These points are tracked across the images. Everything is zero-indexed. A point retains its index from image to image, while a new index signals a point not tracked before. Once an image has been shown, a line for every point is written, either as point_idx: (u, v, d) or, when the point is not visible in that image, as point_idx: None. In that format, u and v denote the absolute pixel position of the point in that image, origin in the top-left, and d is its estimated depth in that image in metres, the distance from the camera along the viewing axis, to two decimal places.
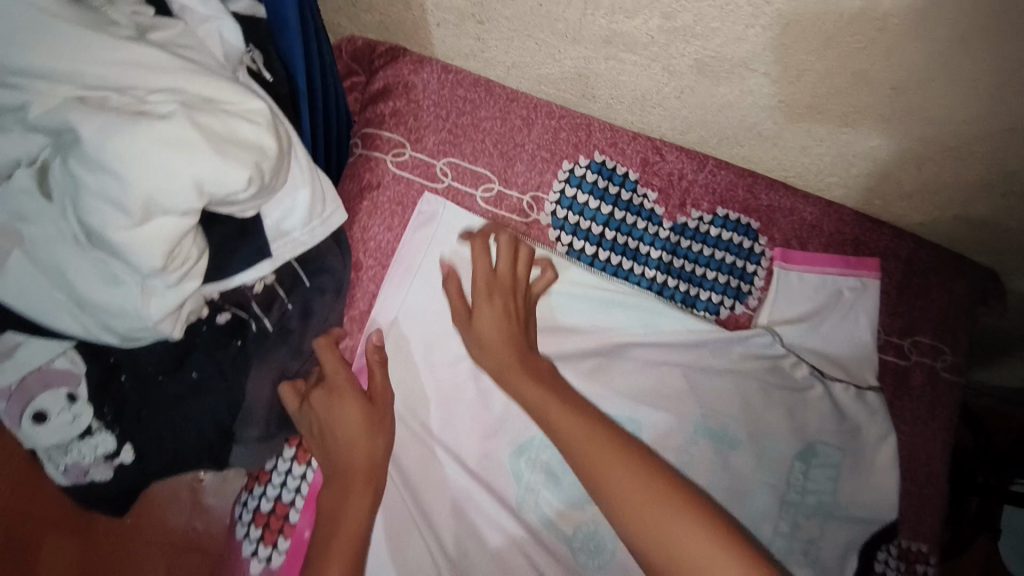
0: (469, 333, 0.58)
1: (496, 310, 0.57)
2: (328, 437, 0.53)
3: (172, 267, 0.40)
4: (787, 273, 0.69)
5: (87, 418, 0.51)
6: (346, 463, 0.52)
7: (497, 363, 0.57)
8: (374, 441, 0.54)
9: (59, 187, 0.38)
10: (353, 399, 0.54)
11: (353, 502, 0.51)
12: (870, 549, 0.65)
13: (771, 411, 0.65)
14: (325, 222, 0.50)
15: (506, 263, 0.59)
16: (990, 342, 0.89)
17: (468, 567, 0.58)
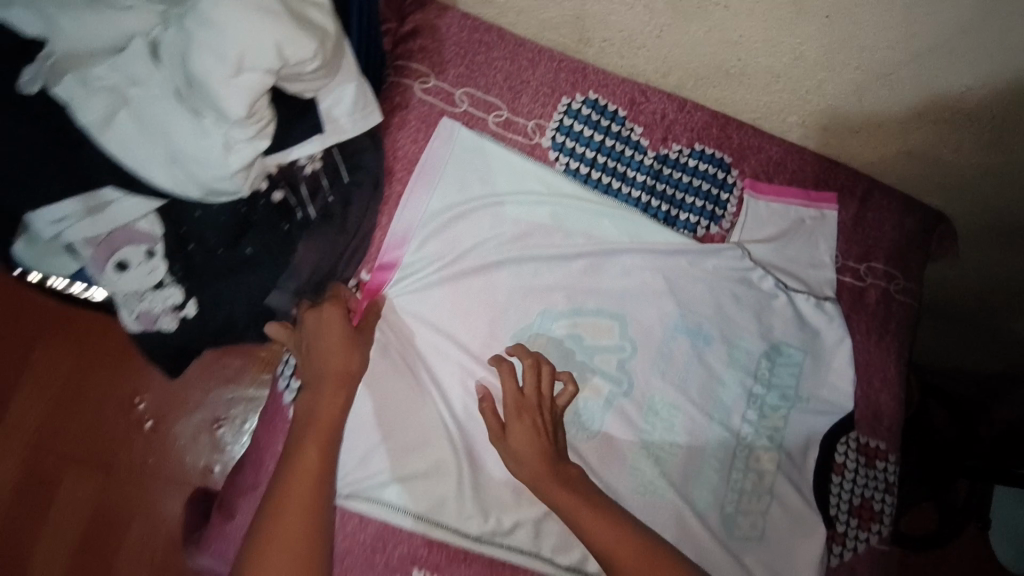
0: (506, 449, 0.64)
1: (530, 428, 0.64)
2: (311, 351, 0.63)
3: (251, 121, 0.51)
4: (756, 202, 0.78)
5: (161, 273, 0.62)
6: (322, 373, 0.62)
7: (533, 473, 0.63)
8: (350, 354, 0.63)
9: (173, 48, 0.51)
10: (336, 318, 0.64)
11: (325, 402, 0.61)
12: (831, 439, 0.73)
13: (740, 316, 0.75)
14: (365, 116, 0.62)
15: (534, 389, 0.65)
16: (942, 291, 0.99)
17: (473, 424, 0.68)
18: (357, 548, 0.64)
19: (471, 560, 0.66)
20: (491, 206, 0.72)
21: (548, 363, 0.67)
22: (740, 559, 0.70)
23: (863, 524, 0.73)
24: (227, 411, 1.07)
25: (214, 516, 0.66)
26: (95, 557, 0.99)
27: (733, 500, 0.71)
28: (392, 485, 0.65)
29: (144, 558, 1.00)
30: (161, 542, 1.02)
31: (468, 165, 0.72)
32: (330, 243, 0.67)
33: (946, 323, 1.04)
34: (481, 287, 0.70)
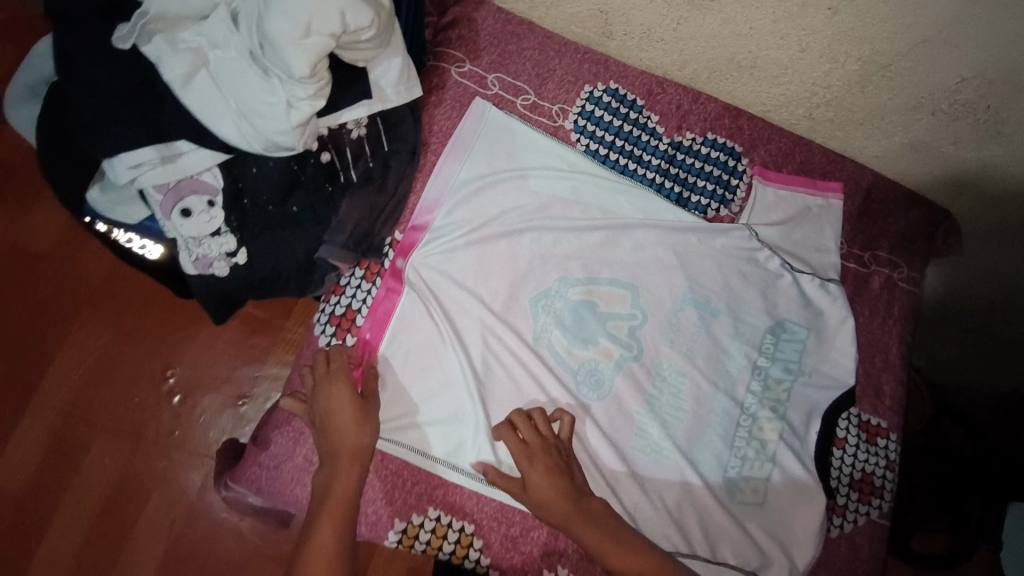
0: (528, 497, 0.65)
1: (547, 479, 0.65)
2: (325, 426, 0.66)
3: (313, 79, 0.60)
4: (765, 188, 0.83)
5: (219, 222, 0.68)
6: (335, 447, 0.65)
7: (559, 516, 0.64)
8: (362, 426, 0.66)
9: (249, 17, 0.61)
10: (344, 390, 0.67)
11: (341, 475, 0.64)
12: (833, 413, 0.76)
13: (746, 292, 0.79)
14: (408, 89, 0.70)
15: (541, 441, 0.67)
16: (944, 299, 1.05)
17: (490, 376, 0.73)
18: (379, 484, 0.70)
19: (482, 504, 0.71)
20: (516, 180, 0.78)
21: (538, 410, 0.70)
22: (741, 523, 0.72)
23: (863, 498, 0.75)
24: (252, 390, 1.15)
25: (250, 447, 0.73)
26: (119, 514, 1.08)
27: (736, 465, 0.74)
28: (414, 430, 0.71)
29: (163, 520, 1.09)
30: (178, 507, 1.10)
31: (496, 141, 0.78)
32: (368, 204, 0.73)
33: (943, 328, 1.08)
34: (503, 251, 0.76)
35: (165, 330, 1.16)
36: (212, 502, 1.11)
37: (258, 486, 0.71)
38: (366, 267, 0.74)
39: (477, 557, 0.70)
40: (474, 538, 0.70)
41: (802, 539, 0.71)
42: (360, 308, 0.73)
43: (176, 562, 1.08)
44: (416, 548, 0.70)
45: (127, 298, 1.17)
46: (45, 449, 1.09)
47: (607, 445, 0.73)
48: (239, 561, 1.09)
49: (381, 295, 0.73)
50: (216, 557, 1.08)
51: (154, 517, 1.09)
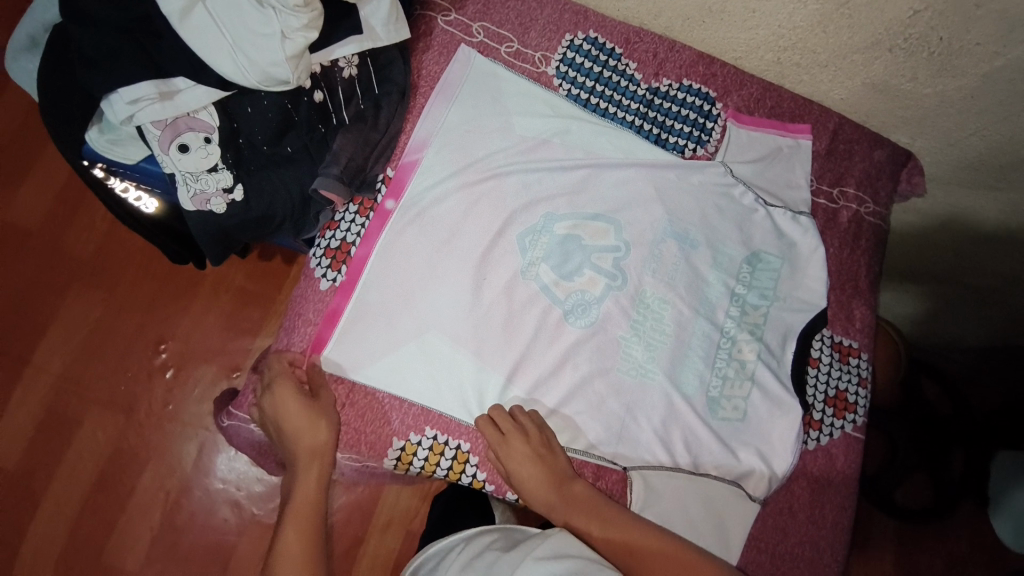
0: (513, 485, 0.71)
1: (528, 466, 0.70)
2: (283, 429, 0.67)
3: (306, 9, 0.64)
4: (738, 130, 0.88)
5: (215, 158, 0.69)
6: (295, 447, 0.66)
7: (543, 502, 0.70)
8: (316, 424, 0.67)
9: None
10: (293, 393, 0.67)
11: (304, 476, 0.66)
12: (808, 333, 0.81)
13: (723, 224, 0.83)
14: (397, 30, 0.73)
15: (520, 435, 0.70)
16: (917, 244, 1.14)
17: (483, 303, 0.75)
18: (378, 405, 0.71)
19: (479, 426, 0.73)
20: (501, 123, 0.80)
21: (500, 411, 0.71)
22: (723, 438, 0.76)
23: (838, 413, 0.79)
24: (245, 360, 1.16)
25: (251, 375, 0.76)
26: (111, 489, 1.09)
27: (718, 385, 0.78)
28: (405, 362, 0.71)
29: (157, 494, 1.10)
30: (172, 479, 1.11)
31: (482, 86, 0.80)
32: (364, 140, 0.74)
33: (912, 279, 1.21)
34: (491, 188, 0.78)
35: (157, 304, 1.17)
36: (208, 472, 1.12)
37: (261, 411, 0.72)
38: (360, 202, 0.76)
39: (474, 471, 0.73)
40: (470, 456, 0.73)
41: (781, 448, 0.76)
42: (354, 240, 0.74)
43: (169, 534, 1.09)
44: (414, 466, 0.72)
45: (117, 274, 1.17)
46: (34, 423, 1.10)
47: (595, 369, 0.75)
48: (237, 527, 1.10)
49: (372, 228, 0.74)
50: (213, 525, 1.10)
51: (149, 490, 1.10)
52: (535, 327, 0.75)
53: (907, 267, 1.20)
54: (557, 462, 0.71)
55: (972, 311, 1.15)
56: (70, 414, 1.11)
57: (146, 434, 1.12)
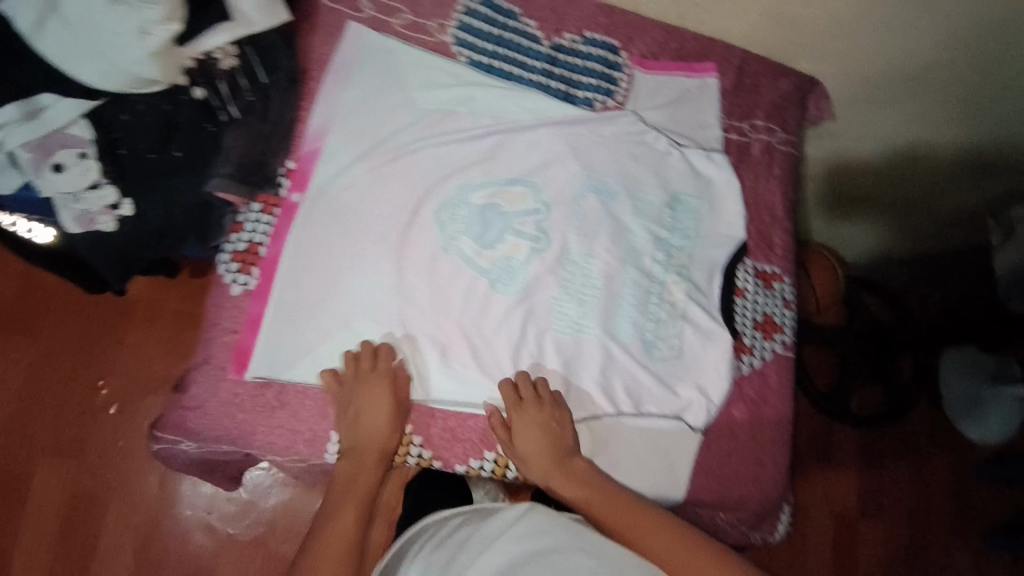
0: (514, 450, 0.74)
1: (538, 435, 0.73)
2: (359, 421, 0.70)
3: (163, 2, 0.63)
4: (645, 77, 0.88)
5: (95, 175, 0.66)
6: (366, 439, 0.71)
7: (541, 468, 0.73)
8: (393, 424, 0.72)
9: None
10: (385, 390, 0.70)
11: (367, 471, 0.71)
12: (730, 266, 0.84)
13: (640, 172, 0.84)
14: (274, 13, 0.69)
15: (535, 403, 0.73)
16: (833, 184, 1.23)
17: (410, 284, 0.74)
18: (309, 405, 0.68)
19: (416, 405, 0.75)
20: (401, 99, 0.77)
21: (520, 374, 0.74)
22: (662, 378, 0.78)
23: (766, 336, 0.83)
24: None
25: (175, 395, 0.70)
26: (75, 538, 1.06)
27: (652, 328, 0.80)
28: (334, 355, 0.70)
29: (126, 533, 1.07)
30: (141, 514, 1.08)
31: (378, 62, 0.76)
32: (255, 133, 0.71)
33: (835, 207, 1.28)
34: (402, 167, 0.76)
35: (86, 342, 1.12)
36: (176, 501, 1.09)
37: (189, 431, 0.67)
38: (263, 201, 0.72)
39: (418, 450, 0.75)
40: (413, 436, 0.75)
41: (716, 380, 0.79)
42: (262, 240, 0.72)
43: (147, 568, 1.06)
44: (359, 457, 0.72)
45: (42, 317, 1.12)
46: None
47: (528, 330, 0.77)
48: (214, 551, 1.08)
49: (282, 223, 0.72)
50: (190, 552, 1.08)
51: (116, 531, 1.07)
52: (464, 300, 0.76)
53: (830, 202, 1.28)
54: (565, 439, 0.74)
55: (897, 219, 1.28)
56: (17, 468, 1.06)
57: (102, 475, 1.08)
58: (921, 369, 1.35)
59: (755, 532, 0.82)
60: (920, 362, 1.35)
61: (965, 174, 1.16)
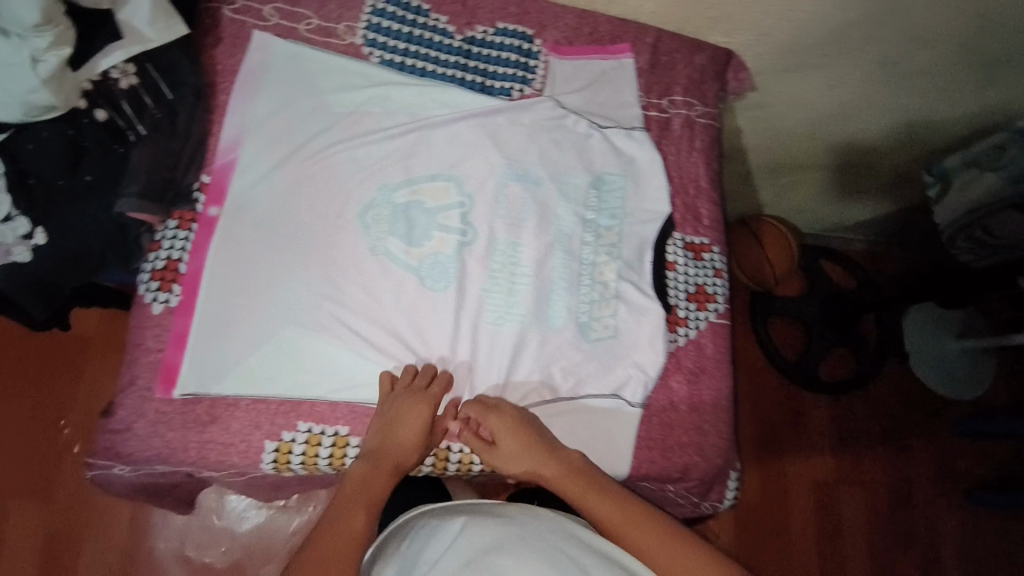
0: (495, 456, 0.74)
1: (515, 441, 0.73)
2: (393, 430, 0.70)
3: (48, 27, 0.61)
4: (561, 62, 0.89)
5: (7, 207, 0.65)
6: (391, 447, 0.69)
7: (522, 471, 0.73)
8: (421, 442, 0.71)
9: None
10: (425, 407, 0.71)
11: (378, 476, 0.68)
12: (660, 241, 0.85)
13: (563, 157, 0.85)
14: (169, 27, 0.69)
15: (508, 412, 0.74)
16: (773, 156, 1.33)
17: (340, 291, 0.74)
18: (242, 413, 0.68)
19: (351, 405, 0.72)
20: (315, 103, 0.77)
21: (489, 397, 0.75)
22: (599, 357, 0.79)
23: (700, 306, 0.84)
24: None
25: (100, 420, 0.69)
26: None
27: (586, 309, 0.80)
28: (257, 369, 0.68)
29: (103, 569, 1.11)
30: (115, 551, 1.12)
31: (287, 70, 0.76)
32: (163, 150, 0.70)
33: (779, 173, 1.41)
34: (321, 172, 0.75)
35: (46, 381, 1.15)
36: (149, 534, 1.13)
37: (120, 455, 0.66)
38: (179, 217, 0.71)
39: (357, 452, 0.72)
40: (350, 438, 0.71)
41: (652, 353, 0.80)
42: (182, 256, 0.70)
43: None
44: (294, 465, 0.70)
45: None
46: None
47: (462, 323, 0.77)
48: None
49: (200, 238, 0.71)
50: None
51: (95, 564, 1.11)
52: (395, 302, 0.76)
53: (766, 166, 1.38)
54: (547, 436, 0.74)
55: (838, 179, 1.40)
56: None
57: (76, 514, 1.12)
58: (850, 318, 1.60)
59: (704, 501, 0.83)
60: (854, 310, 1.59)
61: (887, 135, 1.24)
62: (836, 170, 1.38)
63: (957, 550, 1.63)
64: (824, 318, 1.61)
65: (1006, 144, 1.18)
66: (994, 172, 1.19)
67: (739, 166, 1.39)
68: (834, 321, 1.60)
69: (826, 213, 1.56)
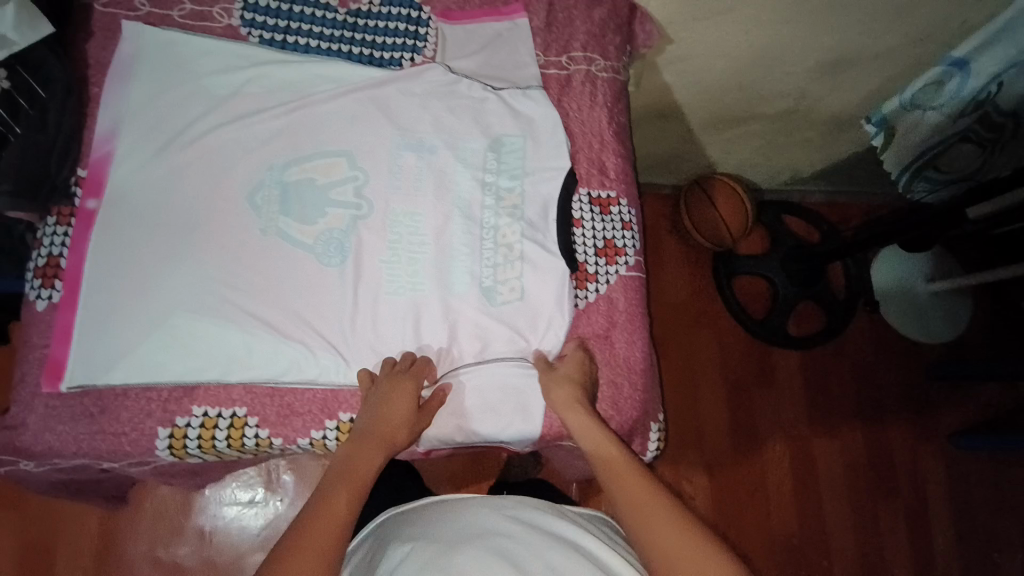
0: (557, 381, 0.75)
1: (586, 378, 0.77)
2: (380, 412, 0.71)
3: None
4: (453, 28, 0.88)
5: None
6: (377, 429, 0.70)
7: (572, 402, 0.74)
8: (402, 426, 0.72)
9: None
10: (410, 391, 0.72)
11: (366, 456, 0.68)
12: (565, 199, 0.83)
13: (458, 123, 0.84)
14: (34, 28, 0.66)
15: (580, 358, 0.78)
16: (706, 110, 1.31)
17: (234, 272, 0.73)
18: (132, 403, 0.69)
19: (249, 387, 0.72)
20: (192, 89, 0.76)
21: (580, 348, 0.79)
22: (504, 320, 0.78)
23: (609, 260, 0.84)
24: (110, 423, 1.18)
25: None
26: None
27: (490, 274, 0.79)
28: (142, 355, 0.68)
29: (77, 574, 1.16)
30: (88, 558, 1.17)
31: (161, 57, 0.76)
32: (33, 150, 0.69)
33: (723, 125, 1.37)
34: (204, 157, 0.75)
35: None
36: (120, 539, 1.19)
37: (21, 450, 0.67)
38: (59, 214, 0.72)
39: (254, 431, 0.72)
40: (248, 420, 0.72)
41: (554, 310, 0.79)
42: (62, 251, 0.71)
43: None
44: (192, 448, 0.71)
45: None
46: None
47: (362, 297, 0.76)
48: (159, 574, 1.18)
49: (78, 233, 0.71)
50: None
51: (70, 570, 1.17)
52: (292, 280, 0.75)
53: (706, 123, 1.36)
54: (592, 394, 0.77)
55: (778, 128, 1.38)
56: None
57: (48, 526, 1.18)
58: (811, 270, 1.55)
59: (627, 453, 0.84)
60: (810, 263, 1.53)
61: (819, 77, 1.19)
62: (777, 120, 1.34)
63: (949, 501, 1.55)
64: (790, 273, 1.55)
65: (944, 79, 1.08)
66: (934, 112, 1.15)
67: (677, 126, 1.37)
68: (797, 272, 1.54)
69: (774, 164, 1.55)
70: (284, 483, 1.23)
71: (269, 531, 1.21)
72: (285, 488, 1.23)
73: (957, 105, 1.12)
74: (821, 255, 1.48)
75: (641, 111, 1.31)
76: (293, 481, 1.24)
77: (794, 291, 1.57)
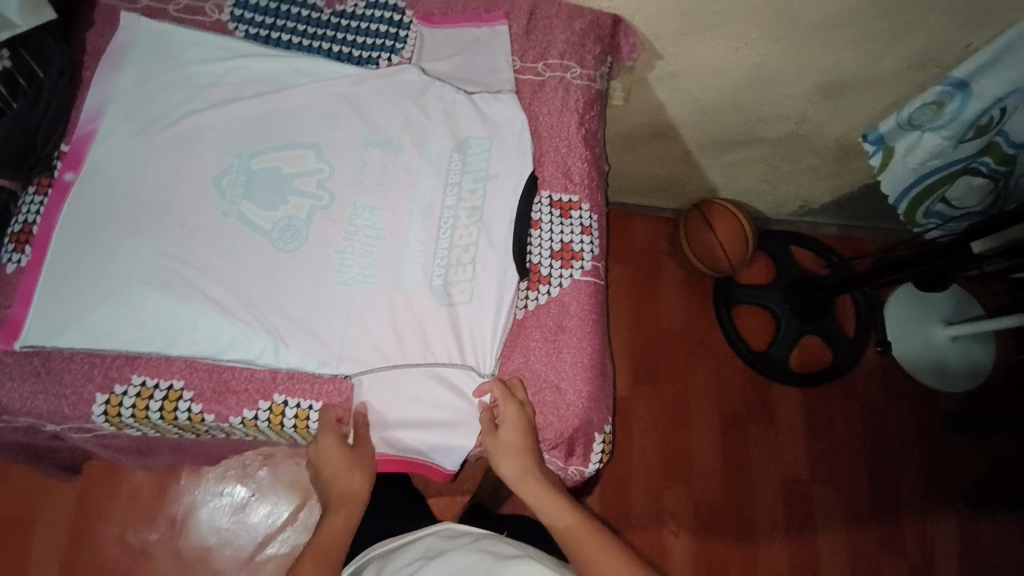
0: (498, 441, 0.75)
1: (520, 435, 0.75)
2: (328, 470, 0.76)
3: None
4: (431, 31, 0.90)
5: None
6: (335, 490, 0.77)
7: (519, 461, 0.75)
8: (351, 475, 0.76)
9: None
10: (334, 443, 0.75)
11: (337, 516, 0.77)
12: (525, 202, 0.83)
13: (428, 122, 0.84)
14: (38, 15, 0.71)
15: (514, 406, 0.75)
16: (709, 130, 1.25)
17: (191, 250, 0.75)
18: (76, 366, 0.73)
19: (189, 361, 0.75)
20: (175, 76, 0.80)
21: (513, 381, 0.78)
22: (452, 318, 0.78)
23: (565, 264, 0.83)
24: None
25: None
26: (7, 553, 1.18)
27: (441, 272, 0.79)
28: (92, 318, 0.72)
29: (49, 551, 1.18)
30: (63, 534, 1.20)
31: (151, 45, 0.81)
32: (21, 122, 0.75)
33: (717, 146, 1.31)
34: (174, 138, 0.78)
35: None
36: (94, 518, 1.21)
37: None
38: (39, 184, 0.78)
39: (187, 406, 0.75)
40: (183, 392, 0.75)
41: (500, 312, 0.78)
42: (36, 218, 0.77)
43: None
44: (126, 416, 0.74)
45: None
46: None
47: (309, 284, 0.77)
48: (127, 557, 1.19)
49: (52, 203, 0.76)
50: (105, 565, 1.19)
51: (43, 545, 1.19)
52: (245, 262, 0.76)
53: (705, 145, 1.31)
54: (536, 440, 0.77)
55: (785, 150, 1.30)
56: None
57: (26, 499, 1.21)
58: (811, 301, 1.47)
59: (567, 465, 0.82)
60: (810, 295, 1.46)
61: (820, 100, 1.13)
62: (780, 143, 1.28)
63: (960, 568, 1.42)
64: (791, 303, 1.49)
65: (944, 99, 1.05)
66: (932, 133, 1.09)
67: (676, 146, 1.32)
68: (798, 303, 1.48)
69: (783, 191, 1.49)
70: (258, 478, 1.24)
71: (237, 525, 1.22)
72: (258, 483, 1.24)
73: (960, 130, 1.06)
74: (828, 287, 1.39)
75: (637, 129, 1.27)
76: (267, 477, 1.24)
77: (796, 321, 1.50)
